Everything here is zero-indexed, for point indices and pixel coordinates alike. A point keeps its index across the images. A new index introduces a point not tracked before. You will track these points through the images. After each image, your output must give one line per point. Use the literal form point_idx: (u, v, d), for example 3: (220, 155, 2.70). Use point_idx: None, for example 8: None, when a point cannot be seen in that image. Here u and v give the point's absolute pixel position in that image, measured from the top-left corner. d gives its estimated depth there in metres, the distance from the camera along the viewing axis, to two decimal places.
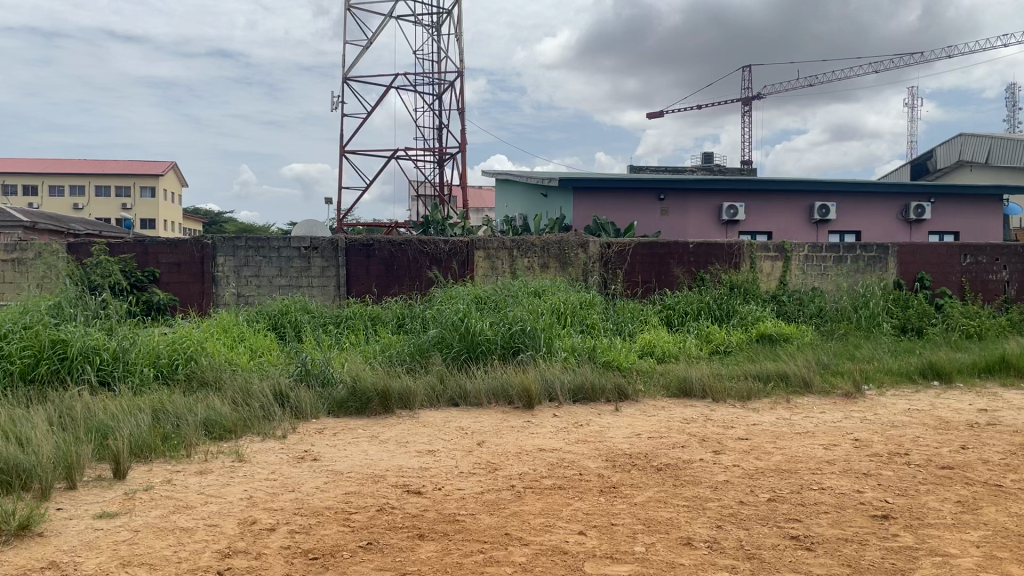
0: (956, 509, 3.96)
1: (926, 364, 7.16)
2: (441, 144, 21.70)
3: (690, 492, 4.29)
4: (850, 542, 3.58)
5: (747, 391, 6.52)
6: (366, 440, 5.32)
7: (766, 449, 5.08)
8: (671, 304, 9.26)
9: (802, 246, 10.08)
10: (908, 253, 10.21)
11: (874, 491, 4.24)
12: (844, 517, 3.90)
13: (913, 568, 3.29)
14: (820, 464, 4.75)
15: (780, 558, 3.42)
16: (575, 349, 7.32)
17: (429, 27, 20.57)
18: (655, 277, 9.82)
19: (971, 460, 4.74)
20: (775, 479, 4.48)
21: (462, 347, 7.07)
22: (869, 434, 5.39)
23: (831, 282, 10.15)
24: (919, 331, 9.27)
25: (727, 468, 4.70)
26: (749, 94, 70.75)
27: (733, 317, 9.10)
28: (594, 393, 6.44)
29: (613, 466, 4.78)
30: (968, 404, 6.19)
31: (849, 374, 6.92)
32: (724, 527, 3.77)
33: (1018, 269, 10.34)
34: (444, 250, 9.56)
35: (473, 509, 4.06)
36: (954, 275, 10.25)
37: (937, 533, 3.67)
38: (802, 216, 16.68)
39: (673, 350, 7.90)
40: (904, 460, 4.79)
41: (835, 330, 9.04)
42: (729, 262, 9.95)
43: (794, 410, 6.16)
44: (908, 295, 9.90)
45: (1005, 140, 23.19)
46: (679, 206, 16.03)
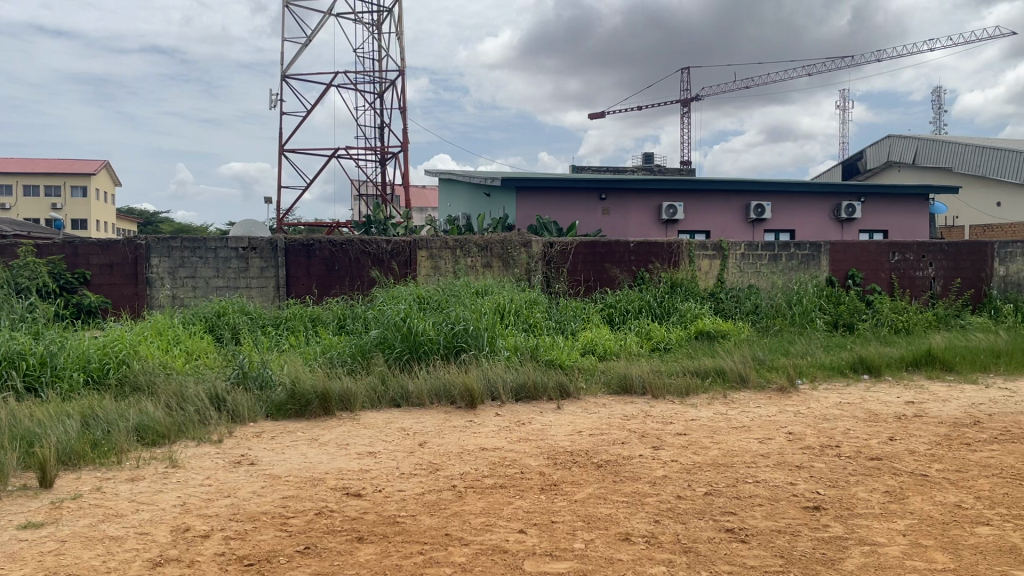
0: (884, 499, 4.09)
1: (857, 359, 7.38)
2: (383, 143, 21.55)
3: (629, 488, 4.35)
4: (782, 533, 3.66)
5: (685, 388, 6.63)
6: (305, 443, 5.25)
7: (704, 444, 5.17)
8: (613, 302, 9.35)
9: (739, 245, 10.29)
10: (839, 251, 10.51)
11: (807, 483, 4.36)
12: (777, 508, 4.00)
13: (842, 557, 3.39)
14: (755, 458, 4.86)
15: (715, 550, 3.48)
16: (518, 348, 7.33)
17: (370, 25, 20.37)
18: (596, 276, 9.89)
19: (898, 451, 4.91)
20: (712, 473, 4.57)
21: (405, 347, 7.02)
22: (803, 428, 5.53)
23: (767, 279, 10.38)
24: (850, 327, 9.57)
25: (665, 464, 4.78)
26: (687, 96, 71.99)
27: (673, 314, 9.25)
28: (536, 391, 6.47)
29: (555, 463, 4.81)
30: (896, 396, 6.40)
31: (783, 369, 7.09)
32: (661, 522, 3.83)
33: (942, 266, 10.70)
34: (386, 250, 9.48)
35: (414, 510, 4.03)
36: (883, 272, 10.56)
37: (865, 522, 3.78)
38: (739, 216, 17.04)
39: (615, 348, 8.00)
40: (834, 452, 4.93)
41: (771, 327, 9.26)
42: (669, 261, 10.11)
43: (731, 404, 6.29)
44: (840, 293, 10.17)
45: (930, 141, 24.06)
46: (620, 206, 16.21)
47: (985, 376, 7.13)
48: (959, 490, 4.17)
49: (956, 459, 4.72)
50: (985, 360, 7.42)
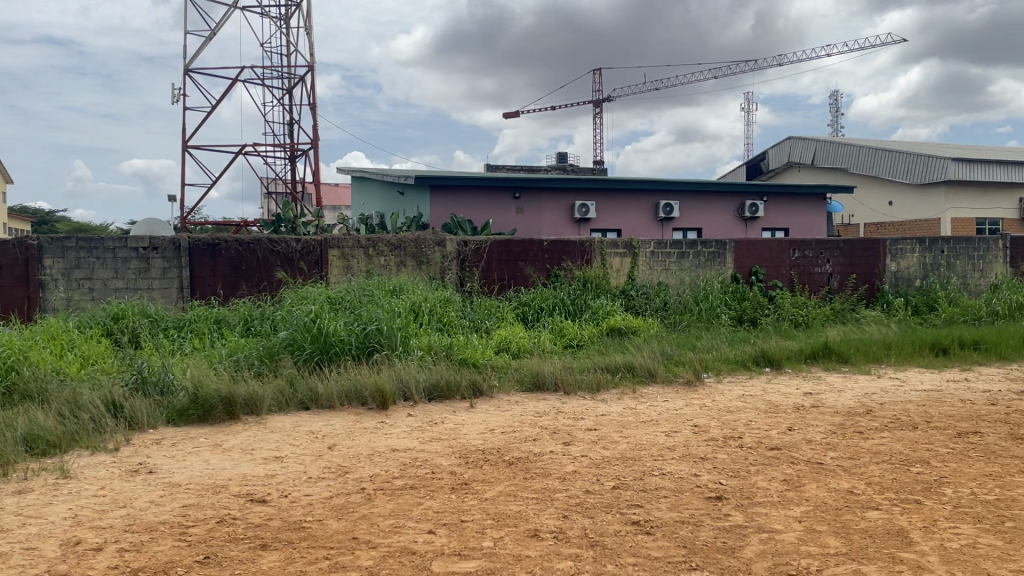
0: (782, 487, 4.24)
1: (759, 352, 7.64)
2: (293, 141, 21.10)
3: (539, 484, 4.37)
4: (686, 524, 3.76)
5: (596, 384, 6.73)
6: (207, 449, 5.08)
7: (613, 439, 5.26)
8: (527, 300, 9.41)
9: (648, 243, 10.51)
10: (743, 248, 10.85)
11: (710, 474, 4.48)
12: (681, 500, 4.10)
13: (742, 545, 3.50)
14: (661, 451, 4.97)
15: (621, 543, 3.55)
16: (431, 347, 7.27)
17: (277, 19, 19.86)
18: (510, 275, 9.92)
19: (797, 441, 5.10)
20: (619, 467, 4.64)
21: (315, 349, 6.89)
22: (708, 420, 5.68)
23: (676, 276, 10.63)
24: (754, 322, 9.93)
25: (575, 459, 4.83)
26: (599, 97, 73.12)
27: (586, 312, 9.39)
28: (449, 391, 6.43)
29: (466, 462, 4.79)
30: (796, 388, 6.66)
31: (690, 364, 7.27)
32: (570, 517, 3.87)
33: (839, 263, 11.16)
34: (296, 249, 9.27)
35: (321, 514, 3.96)
36: (784, 268, 10.96)
37: (764, 510, 3.92)
38: (650, 215, 17.42)
39: (528, 346, 8.05)
40: (737, 443, 5.09)
41: (679, 323, 9.51)
42: (581, 259, 10.25)
43: (641, 399, 6.42)
44: (744, 289, 10.53)
45: (827, 143, 25.15)
46: (533, 204, 16.32)
47: (878, 367, 7.50)
48: (852, 476, 4.36)
49: (849, 447, 4.93)
50: (877, 352, 7.80)
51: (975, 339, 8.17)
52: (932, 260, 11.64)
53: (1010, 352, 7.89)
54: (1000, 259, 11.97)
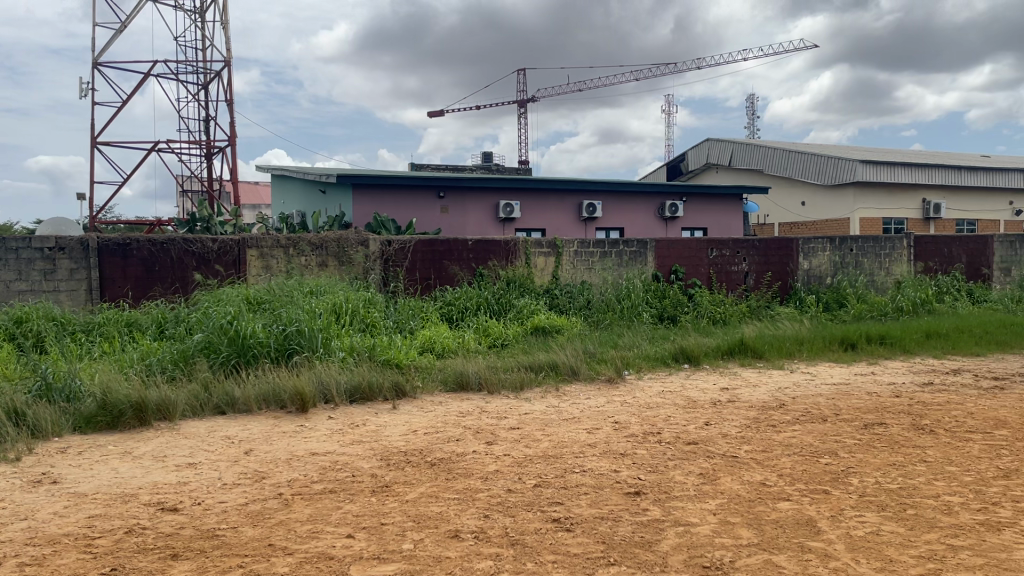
0: (698, 480, 4.34)
1: (679, 349, 7.81)
2: (209, 138, 20.54)
3: (460, 485, 4.36)
4: (605, 520, 3.81)
5: (519, 382, 6.76)
6: (116, 457, 4.89)
7: (535, 437, 5.29)
8: (452, 300, 9.37)
9: (572, 243, 10.60)
10: (663, 248, 11.06)
11: (629, 470, 4.55)
12: (601, 496, 4.15)
13: (658, 539, 3.57)
14: (583, 448, 5.02)
15: (541, 541, 3.57)
16: (354, 348, 7.18)
17: (191, 13, 19.29)
18: (435, 274, 9.86)
19: (713, 435, 5.23)
20: (541, 465, 4.67)
21: (232, 351, 6.71)
22: (628, 417, 5.77)
23: (598, 275, 10.75)
24: (674, 319, 10.17)
25: (498, 458, 4.83)
26: (524, 97, 73.47)
27: (510, 311, 9.43)
28: (371, 392, 6.35)
29: (387, 464, 4.74)
30: (713, 383, 6.84)
31: (612, 362, 7.38)
32: (491, 516, 3.87)
33: (754, 261, 11.50)
34: (212, 250, 9.02)
35: (236, 521, 3.86)
36: (703, 267, 11.23)
37: (681, 504, 4.00)
38: (573, 214, 17.61)
39: (453, 346, 8.02)
40: (656, 439, 5.19)
41: (602, 321, 9.64)
42: (506, 259, 10.29)
43: (563, 397, 6.48)
44: (664, 287, 10.74)
45: (743, 145, 25.86)
46: (457, 203, 16.28)
47: (790, 362, 7.76)
48: (764, 469, 4.50)
49: (762, 440, 5.08)
50: (790, 348, 8.07)
51: (882, 334, 8.53)
52: (841, 259, 12.10)
53: (913, 346, 8.28)
54: (904, 258, 12.54)
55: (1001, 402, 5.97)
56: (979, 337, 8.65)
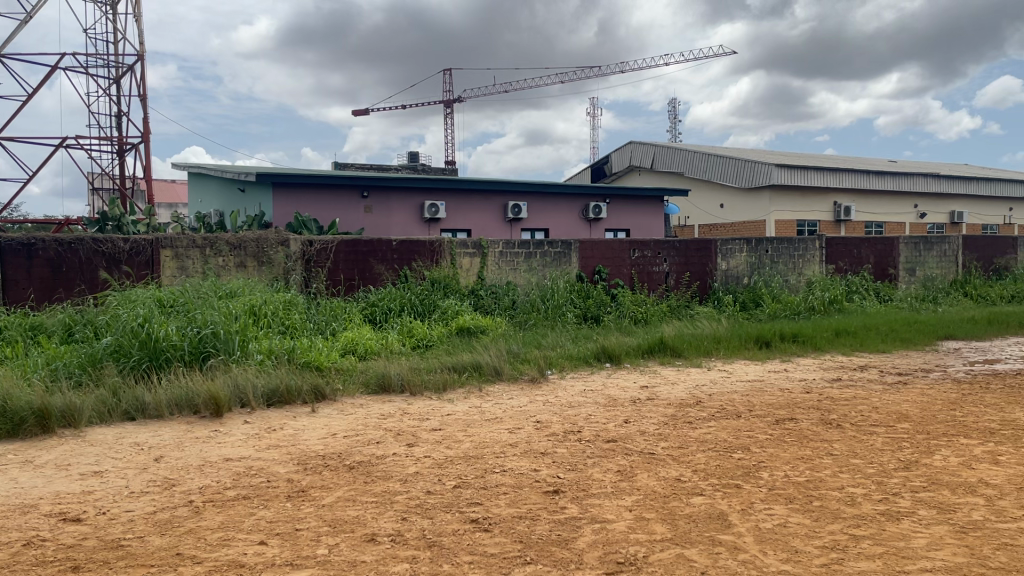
0: (616, 478, 4.40)
1: (601, 349, 7.92)
2: (122, 134, 19.84)
3: (379, 488, 4.31)
4: (524, 519, 3.82)
5: (442, 383, 6.73)
6: (16, 466, 4.66)
7: (457, 438, 5.27)
8: (375, 301, 9.27)
9: (497, 243, 10.62)
10: (587, 248, 11.19)
11: (548, 469, 4.58)
12: (520, 495, 4.16)
13: (575, 536, 3.60)
14: (504, 448, 5.03)
15: (458, 542, 3.55)
16: (273, 351, 7.02)
17: (102, 5, 18.65)
18: (358, 275, 9.74)
19: (632, 433, 5.32)
20: (462, 466, 4.66)
21: (143, 355, 6.49)
22: (550, 416, 5.81)
23: (523, 276, 10.81)
24: (597, 319, 10.31)
25: (418, 460, 4.80)
26: (450, 97, 73.25)
27: (434, 311, 9.38)
28: (290, 396, 6.22)
29: (304, 469, 4.66)
30: (633, 381, 6.96)
31: (535, 362, 7.41)
32: (408, 519, 3.84)
33: (674, 261, 11.73)
34: (124, 250, 8.71)
35: (143, 530, 3.73)
36: (625, 268, 11.40)
37: (598, 502, 4.05)
38: (499, 215, 17.66)
39: (376, 347, 7.94)
40: (576, 437, 5.24)
41: (527, 322, 9.70)
42: (430, 259, 10.24)
43: (486, 397, 6.48)
44: (588, 287, 10.87)
45: (663, 149, 26.36)
46: (381, 203, 16.13)
47: (708, 360, 7.94)
48: (680, 465, 4.58)
49: (679, 437, 5.18)
50: (708, 346, 8.26)
51: (794, 332, 8.81)
52: (757, 260, 12.47)
53: (824, 344, 8.58)
54: (816, 259, 12.99)
55: (904, 396, 6.24)
56: (886, 335, 9.03)
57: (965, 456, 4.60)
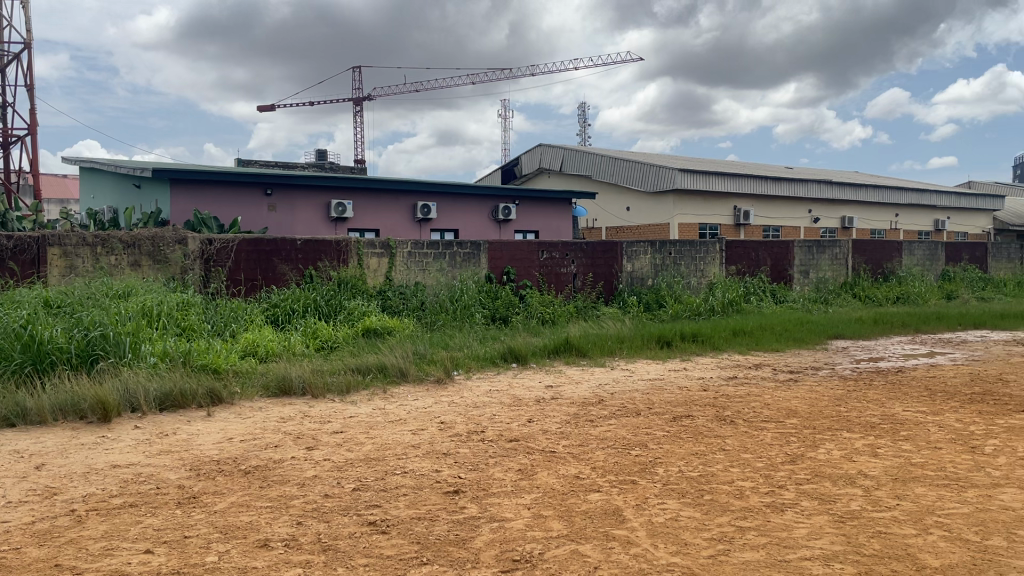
0: (516, 476, 4.43)
1: (507, 349, 7.97)
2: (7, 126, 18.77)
3: (275, 493, 4.21)
4: (422, 520, 3.80)
5: (345, 386, 6.63)
6: None
7: (358, 440, 5.20)
8: (277, 302, 9.05)
9: (405, 243, 10.54)
10: (496, 249, 11.25)
11: (449, 469, 4.58)
12: (420, 496, 4.14)
13: (473, 536, 3.60)
14: (405, 449, 5.00)
15: (354, 545, 3.51)
16: (167, 353, 6.79)
17: None
18: (261, 275, 9.50)
19: (534, 431, 5.38)
20: (362, 468, 4.61)
21: (25, 359, 6.17)
22: (454, 417, 5.81)
23: (432, 276, 10.77)
24: (505, 319, 10.38)
25: (317, 463, 4.72)
26: (360, 96, 72.33)
27: (340, 313, 9.24)
28: (184, 400, 6.02)
29: (196, 475, 4.51)
30: (539, 381, 7.04)
31: (441, 363, 7.41)
32: (303, 523, 3.77)
33: (581, 263, 11.91)
34: (6, 247, 8.24)
35: (19, 542, 3.53)
36: (534, 269, 11.51)
37: (497, 500, 4.07)
38: (408, 215, 17.54)
39: (277, 349, 7.76)
40: (479, 437, 5.26)
41: (435, 322, 9.68)
42: (337, 259, 10.08)
43: (390, 399, 6.42)
44: (497, 288, 10.92)
45: (573, 152, 26.73)
46: (286, 202, 15.78)
47: (612, 360, 8.09)
48: (579, 462, 4.66)
49: (579, 435, 5.27)
50: (612, 346, 8.41)
51: (694, 332, 9.07)
52: (661, 261, 12.76)
53: (722, 343, 8.87)
54: (717, 261, 13.41)
55: (794, 393, 6.52)
56: (779, 335, 9.39)
57: (847, 449, 4.84)
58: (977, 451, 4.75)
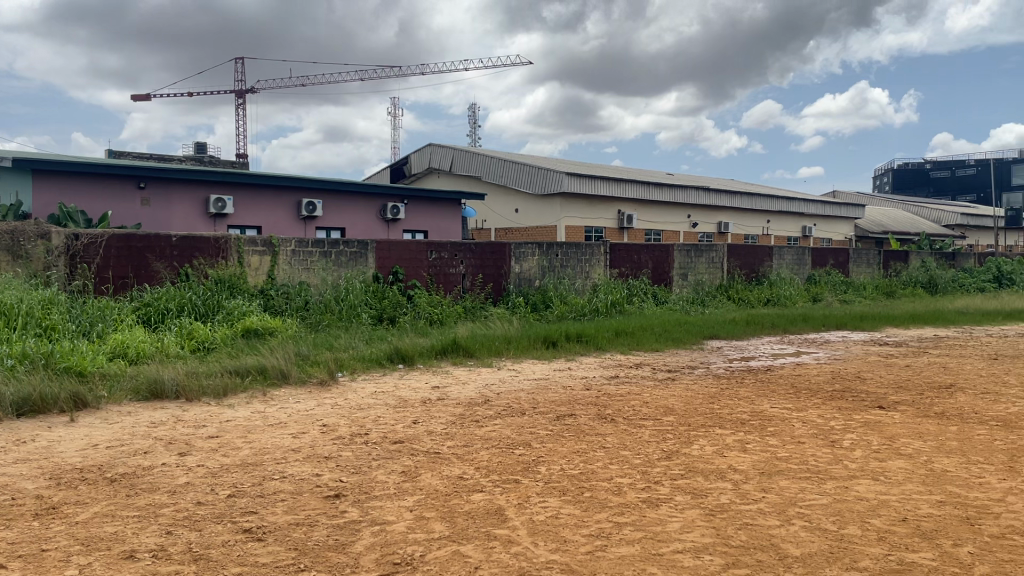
0: (399, 479, 4.40)
1: (394, 350, 7.90)
2: None
3: (143, 501, 4.02)
4: (300, 526, 3.71)
5: (222, 389, 6.38)
6: None
7: (235, 445, 5.03)
8: (150, 300, 8.64)
9: (289, 241, 10.27)
10: (384, 249, 11.14)
11: (330, 473, 4.49)
12: (299, 501, 4.05)
13: (353, 540, 3.55)
14: (285, 453, 4.87)
15: (227, 554, 3.39)
16: (25, 355, 6.35)
17: None
18: (133, 272, 9.04)
19: (419, 433, 5.34)
20: (238, 474, 4.45)
21: None
22: (337, 419, 5.71)
23: (317, 276, 10.53)
24: (392, 320, 10.28)
25: (190, 470, 4.53)
26: (243, 88, 69.90)
27: (219, 312, 8.91)
28: (44, 404, 5.65)
29: (56, 484, 4.24)
30: (425, 382, 7.02)
31: (325, 363, 7.27)
32: (174, 533, 3.61)
33: (470, 264, 11.95)
34: None
35: None
36: (422, 269, 11.46)
37: (379, 503, 4.02)
38: (292, 212, 17.09)
39: (149, 351, 7.40)
40: (362, 440, 5.18)
41: (320, 323, 9.49)
42: (215, 257, 9.71)
43: (270, 402, 6.24)
44: (384, 288, 10.80)
45: (463, 152, 26.74)
46: (161, 196, 15.07)
47: (499, 360, 8.17)
48: (463, 463, 4.67)
49: (464, 436, 5.28)
50: (498, 346, 8.49)
51: (579, 333, 9.26)
52: (548, 263, 12.95)
53: (604, 342, 9.11)
54: (601, 263, 13.74)
55: (671, 391, 6.76)
56: (659, 335, 9.72)
57: (718, 445, 5.06)
58: (837, 445, 5.07)
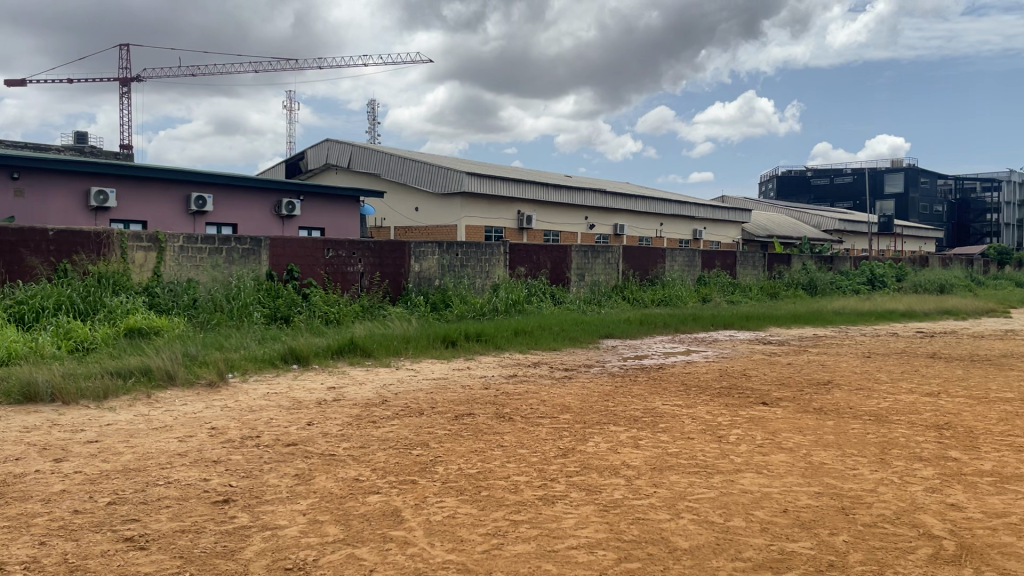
0: (292, 482, 4.29)
1: (287, 350, 7.69)
2: None
3: (14, 511, 3.77)
4: (185, 533, 3.57)
5: (103, 391, 6.06)
6: None
7: (116, 450, 4.78)
8: (23, 298, 8.11)
9: (177, 237, 9.86)
10: (279, 245, 10.85)
11: (219, 477, 4.34)
12: (186, 507, 3.89)
13: (242, 546, 3.44)
14: (170, 458, 4.67)
15: (107, 564, 3.22)
16: None
17: None
18: (4, 268, 8.46)
19: (313, 435, 5.22)
20: (119, 480, 4.24)
21: None
22: (227, 421, 5.52)
23: (208, 273, 10.15)
24: (287, 319, 10.02)
25: (66, 477, 4.28)
26: (127, 75, 66.60)
27: (99, 310, 8.46)
28: None
29: None
30: (320, 382, 6.87)
31: (214, 363, 7.02)
32: (48, 543, 3.40)
33: (368, 262, 11.79)
34: None
35: None
36: (318, 267, 11.24)
37: (270, 508, 3.91)
38: (180, 207, 16.39)
39: (21, 351, 6.95)
40: (253, 443, 5.03)
41: (209, 322, 9.15)
42: (96, 252, 9.20)
43: (154, 404, 5.97)
44: (278, 287, 10.51)
45: (361, 149, 26.35)
46: (36, 187, 14.18)
47: (397, 360, 8.09)
48: (359, 465, 4.60)
49: (361, 437, 5.20)
50: (397, 346, 8.40)
51: (478, 332, 9.27)
52: (448, 262, 12.91)
53: (503, 342, 9.16)
54: (501, 262, 13.81)
55: (568, 389, 6.87)
56: (557, 334, 9.85)
57: (612, 441, 5.17)
58: (723, 440, 5.27)
